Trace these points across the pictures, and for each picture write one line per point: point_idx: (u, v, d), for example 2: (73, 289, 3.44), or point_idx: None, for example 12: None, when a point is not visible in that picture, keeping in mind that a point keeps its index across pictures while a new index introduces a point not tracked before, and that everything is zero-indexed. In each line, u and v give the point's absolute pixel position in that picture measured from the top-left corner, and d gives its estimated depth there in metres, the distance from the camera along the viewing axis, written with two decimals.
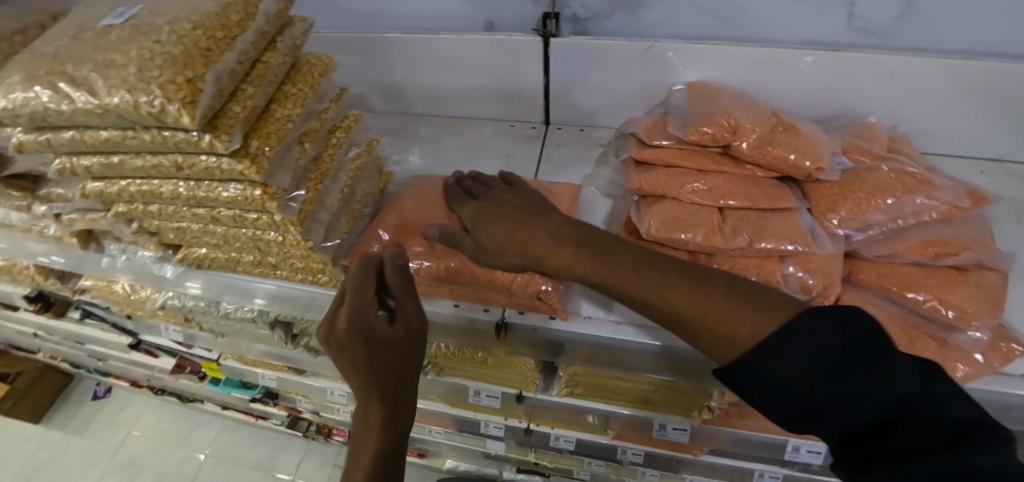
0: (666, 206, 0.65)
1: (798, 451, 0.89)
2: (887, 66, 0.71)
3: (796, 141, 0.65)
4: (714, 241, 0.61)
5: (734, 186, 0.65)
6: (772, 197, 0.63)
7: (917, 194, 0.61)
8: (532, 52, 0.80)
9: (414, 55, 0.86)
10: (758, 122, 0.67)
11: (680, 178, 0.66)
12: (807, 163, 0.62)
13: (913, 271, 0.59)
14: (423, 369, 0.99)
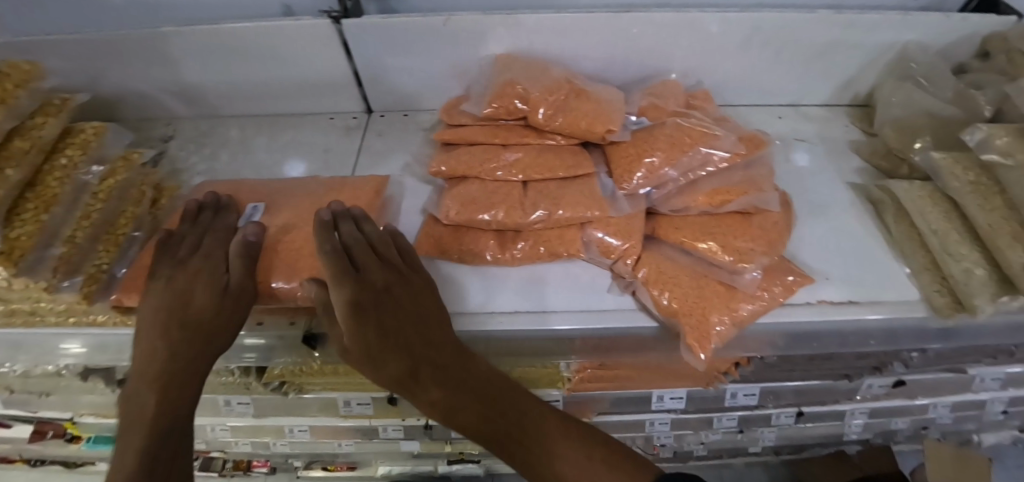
0: (467, 186, 0.62)
1: (662, 400, 0.94)
2: (675, 24, 0.73)
3: (588, 105, 0.64)
4: (513, 219, 0.59)
5: (535, 158, 0.63)
6: (570, 164, 0.62)
7: (701, 145, 0.62)
8: (326, 36, 0.74)
9: (197, 49, 0.76)
10: (553, 89, 0.65)
11: (481, 156, 0.64)
12: (597, 126, 0.62)
13: (704, 220, 0.61)
14: (281, 389, 0.89)
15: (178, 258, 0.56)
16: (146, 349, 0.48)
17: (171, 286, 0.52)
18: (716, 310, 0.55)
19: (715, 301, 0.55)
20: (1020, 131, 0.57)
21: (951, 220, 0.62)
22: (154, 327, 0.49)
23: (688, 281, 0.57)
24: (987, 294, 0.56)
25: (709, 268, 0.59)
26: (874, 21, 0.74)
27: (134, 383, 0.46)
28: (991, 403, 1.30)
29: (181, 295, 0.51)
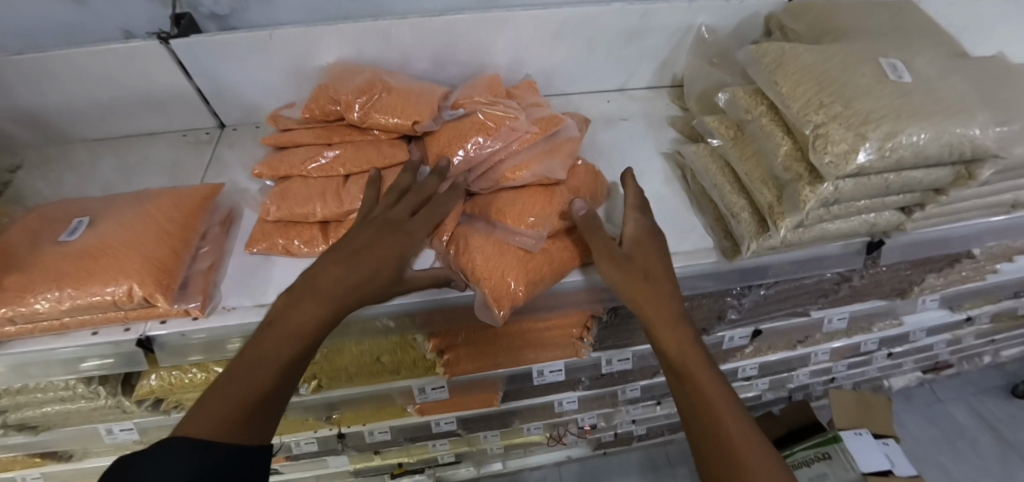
0: (290, 185, 0.71)
1: (544, 374, 1.00)
2: (488, 23, 0.80)
3: (397, 102, 0.72)
4: (329, 209, 0.67)
5: (357, 154, 0.71)
6: (385, 155, 0.71)
7: (499, 129, 0.69)
8: (158, 56, 0.77)
9: (29, 75, 0.78)
10: (369, 90, 0.73)
11: (304, 155, 0.72)
12: (402, 120, 0.70)
13: (507, 193, 0.68)
14: (161, 408, 0.91)
15: (399, 210, 0.61)
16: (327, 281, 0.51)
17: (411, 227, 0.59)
18: (510, 271, 0.61)
19: (511, 263, 0.62)
20: (755, 91, 0.65)
21: (725, 174, 0.71)
22: (344, 262, 0.53)
23: (489, 248, 0.64)
24: (750, 233, 0.65)
25: (511, 236, 0.65)
26: (664, 10, 0.83)
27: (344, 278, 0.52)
28: (868, 345, 1.44)
29: (397, 232, 0.58)
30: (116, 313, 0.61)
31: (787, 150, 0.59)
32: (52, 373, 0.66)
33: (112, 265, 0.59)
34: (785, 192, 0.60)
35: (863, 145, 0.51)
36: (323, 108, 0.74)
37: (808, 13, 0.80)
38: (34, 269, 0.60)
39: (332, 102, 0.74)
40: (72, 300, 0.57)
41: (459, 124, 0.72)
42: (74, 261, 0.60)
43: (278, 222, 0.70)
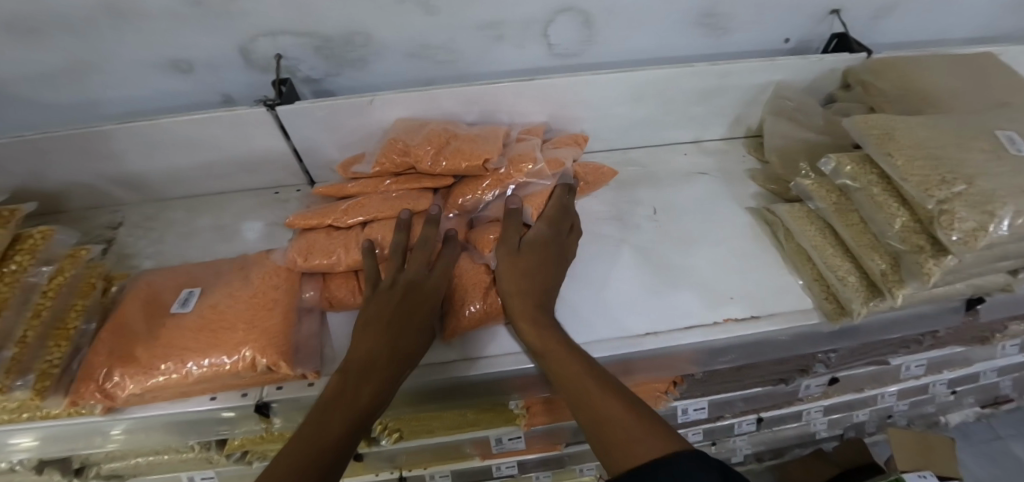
0: (317, 236, 0.72)
1: None
2: (574, 85, 0.82)
3: (459, 150, 0.73)
4: (350, 259, 0.68)
5: (385, 204, 0.72)
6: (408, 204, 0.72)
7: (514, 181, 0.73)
8: (262, 122, 0.80)
9: (139, 142, 0.81)
10: (436, 141, 0.74)
11: (332, 206, 0.74)
12: (466, 166, 0.71)
13: (489, 227, 0.73)
14: (242, 459, 0.90)
15: (409, 270, 0.63)
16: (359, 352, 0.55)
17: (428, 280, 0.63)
18: (472, 295, 0.65)
19: (477, 290, 0.66)
20: (861, 159, 0.66)
21: (825, 236, 0.71)
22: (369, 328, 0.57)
23: (466, 278, 0.67)
24: (859, 298, 0.64)
25: (481, 265, 0.69)
26: (745, 68, 0.84)
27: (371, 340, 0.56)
28: (936, 386, 1.40)
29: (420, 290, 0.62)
30: (233, 381, 0.62)
31: (903, 222, 0.59)
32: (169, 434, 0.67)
33: (239, 334, 0.62)
34: (901, 261, 0.60)
35: (993, 222, 0.52)
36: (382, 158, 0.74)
37: (892, 70, 0.81)
38: (164, 339, 0.62)
39: (394, 153, 0.74)
40: (201, 371, 0.59)
41: (503, 173, 0.74)
42: (200, 332, 0.62)
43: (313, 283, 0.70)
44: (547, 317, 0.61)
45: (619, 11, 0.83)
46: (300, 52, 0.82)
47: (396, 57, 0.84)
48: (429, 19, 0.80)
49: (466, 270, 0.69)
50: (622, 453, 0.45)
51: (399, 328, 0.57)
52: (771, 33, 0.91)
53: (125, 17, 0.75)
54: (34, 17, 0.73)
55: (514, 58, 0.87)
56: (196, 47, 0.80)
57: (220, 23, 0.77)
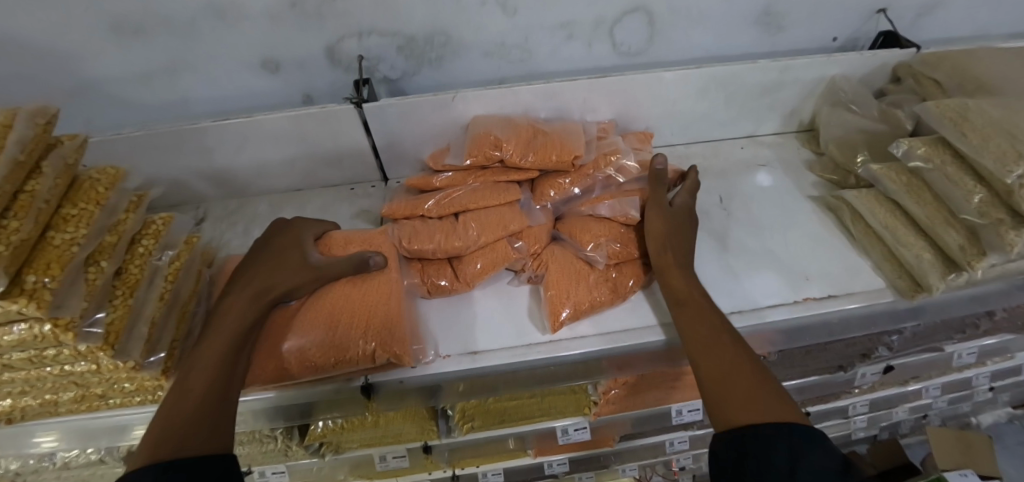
0: (411, 224, 0.75)
1: (683, 413, 1.01)
2: (644, 80, 0.87)
3: (549, 144, 0.78)
4: (449, 245, 0.71)
5: (478, 193, 0.76)
6: (501, 192, 0.76)
7: (599, 173, 0.78)
8: (350, 118, 0.85)
9: (231, 138, 0.86)
10: (525, 135, 0.79)
11: (424, 197, 0.77)
12: (557, 157, 0.76)
13: (580, 220, 0.76)
14: (318, 451, 0.93)
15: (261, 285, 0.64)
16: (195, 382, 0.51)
17: (244, 316, 0.59)
18: (573, 287, 0.69)
19: (573, 284, 0.69)
20: (934, 141, 0.69)
21: (897, 216, 0.74)
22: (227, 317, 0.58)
23: (561, 269, 0.72)
24: (936, 274, 0.67)
25: (577, 258, 0.73)
26: (803, 63, 0.89)
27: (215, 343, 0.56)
28: (977, 380, 1.42)
29: (217, 332, 0.57)
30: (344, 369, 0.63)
31: (981, 197, 0.62)
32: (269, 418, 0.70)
33: (356, 323, 0.63)
34: (979, 234, 0.63)
35: None
36: (473, 149, 0.78)
37: (945, 61, 0.85)
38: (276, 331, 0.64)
39: (486, 144, 0.78)
40: (319, 358, 0.61)
41: (589, 166, 0.79)
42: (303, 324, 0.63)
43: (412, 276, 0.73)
44: (687, 271, 0.67)
45: (683, 11, 0.88)
46: (383, 52, 0.87)
47: (473, 57, 0.89)
48: (507, 20, 0.85)
49: (561, 262, 0.73)
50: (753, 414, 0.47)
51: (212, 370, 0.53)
52: (822, 31, 0.96)
53: (227, 19, 0.80)
54: (145, 20, 0.78)
55: (582, 56, 0.92)
56: (287, 48, 0.85)
57: (313, 24, 0.82)
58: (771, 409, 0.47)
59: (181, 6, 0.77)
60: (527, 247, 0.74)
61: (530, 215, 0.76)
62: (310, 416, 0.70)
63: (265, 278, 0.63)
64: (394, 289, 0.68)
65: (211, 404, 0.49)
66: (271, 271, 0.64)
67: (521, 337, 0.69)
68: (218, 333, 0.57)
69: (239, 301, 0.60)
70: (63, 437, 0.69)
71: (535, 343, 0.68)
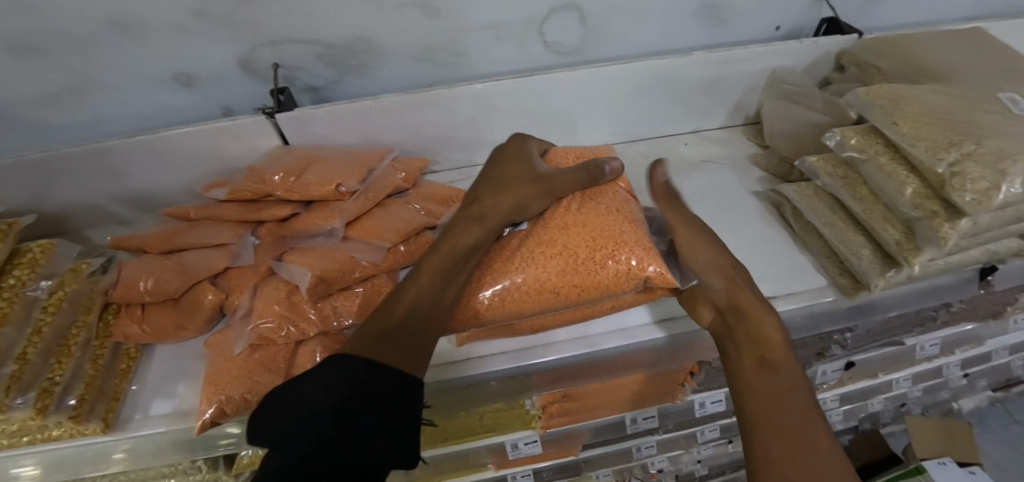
0: (180, 229, 0.73)
1: (637, 422, 0.98)
2: (575, 79, 0.83)
3: (340, 172, 0.72)
4: (187, 262, 0.68)
5: (308, 252, 0.68)
6: (269, 212, 0.72)
7: (381, 211, 0.72)
8: (264, 130, 0.80)
9: (141, 157, 0.80)
10: (362, 171, 0.73)
11: (219, 205, 0.74)
12: (336, 186, 0.70)
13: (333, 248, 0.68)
14: None
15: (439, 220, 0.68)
16: (397, 312, 0.56)
17: (474, 229, 0.64)
18: (263, 315, 0.62)
19: (268, 312, 0.63)
20: (867, 130, 0.66)
21: (837, 212, 0.70)
22: (472, 228, 0.64)
23: (271, 301, 0.64)
24: (875, 271, 0.64)
25: (288, 291, 0.65)
26: (743, 56, 0.85)
27: (438, 268, 0.60)
28: (947, 368, 1.39)
29: (445, 246, 0.62)
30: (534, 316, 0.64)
31: (914, 189, 0.59)
32: (193, 450, 0.65)
33: (551, 262, 0.60)
34: (915, 228, 0.60)
35: (1005, 181, 0.52)
36: (304, 195, 0.71)
37: (888, 49, 0.82)
38: (514, 249, 0.64)
39: (318, 183, 0.71)
40: (512, 299, 0.60)
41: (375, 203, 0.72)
42: (533, 235, 0.64)
43: (246, 345, 0.62)
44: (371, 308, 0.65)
45: (617, 6, 0.84)
46: (302, 60, 0.82)
47: (398, 61, 0.85)
48: (429, 21, 0.80)
49: (269, 293, 0.65)
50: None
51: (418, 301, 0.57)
52: (766, 21, 0.92)
53: (130, 33, 0.75)
54: (38, 36, 0.73)
55: (515, 57, 0.88)
56: (199, 60, 0.80)
57: (225, 34, 0.77)
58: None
59: (79, 19, 0.72)
60: (251, 271, 0.69)
61: (365, 252, 0.67)
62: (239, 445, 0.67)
63: (512, 188, 0.67)
64: (613, 212, 0.64)
65: (401, 328, 0.54)
66: (495, 198, 0.67)
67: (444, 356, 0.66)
68: (445, 249, 0.62)
69: (469, 214, 0.66)
70: (43, 466, 0.63)
71: (454, 361, 0.65)
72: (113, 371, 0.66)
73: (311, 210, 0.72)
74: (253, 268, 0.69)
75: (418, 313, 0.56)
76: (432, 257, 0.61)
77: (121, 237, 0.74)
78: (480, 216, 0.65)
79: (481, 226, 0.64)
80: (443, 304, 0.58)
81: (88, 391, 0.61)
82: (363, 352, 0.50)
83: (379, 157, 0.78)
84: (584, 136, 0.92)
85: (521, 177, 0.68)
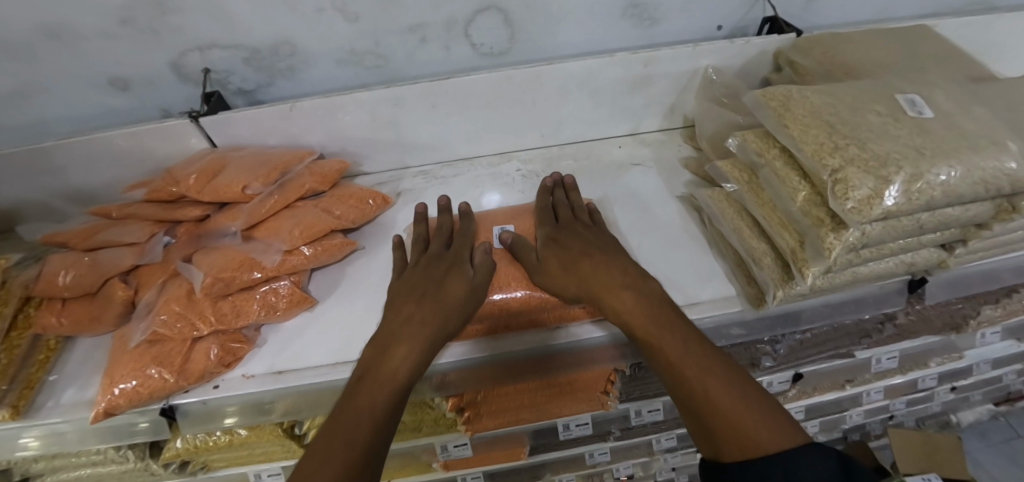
0: (100, 226, 0.76)
1: (571, 429, 0.93)
2: (494, 81, 0.84)
3: (248, 175, 0.74)
4: (99, 260, 0.71)
5: (212, 252, 0.70)
6: (178, 213, 0.75)
7: (286, 215, 0.74)
8: (190, 132, 0.83)
9: (76, 157, 0.84)
10: (271, 174, 0.76)
11: (136, 205, 0.77)
12: (242, 189, 0.73)
13: (232, 249, 0.70)
14: (188, 470, 0.91)
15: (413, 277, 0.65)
16: (354, 446, 0.44)
17: (420, 314, 0.57)
18: (160, 313, 0.65)
19: (166, 310, 0.65)
20: (767, 133, 0.65)
21: (744, 218, 0.68)
22: (432, 299, 0.59)
23: (167, 300, 0.66)
24: (774, 281, 0.61)
25: (185, 290, 0.67)
26: (669, 55, 0.85)
27: (404, 345, 0.53)
28: (926, 382, 1.31)
29: (379, 374, 0.50)
30: (494, 323, 0.67)
31: (805, 195, 0.56)
32: (101, 437, 0.67)
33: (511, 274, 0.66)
34: (807, 238, 0.56)
35: (887, 188, 0.48)
36: (215, 197, 0.73)
37: (821, 48, 0.79)
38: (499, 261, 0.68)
39: (226, 185, 0.73)
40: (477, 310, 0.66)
41: (281, 208, 0.74)
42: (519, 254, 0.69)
43: (141, 338, 0.65)
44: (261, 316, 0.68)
45: (540, 8, 0.83)
46: (230, 64, 0.84)
47: (324, 65, 0.86)
48: (350, 25, 0.81)
49: (170, 292, 0.67)
50: (730, 433, 0.43)
51: (383, 387, 0.49)
52: (702, 21, 0.90)
53: (61, 39, 0.78)
54: None
55: (442, 59, 0.88)
56: (130, 65, 0.83)
57: (151, 40, 0.79)
58: (752, 419, 0.43)
59: (11, 27, 0.75)
60: (159, 269, 0.72)
61: (264, 253, 0.70)
62: (163, 433, 0.68)
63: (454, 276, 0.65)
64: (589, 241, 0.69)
65: (365, 462, 0.43)
66: (425, 310, 0.58)
67: (335, 355, 0.66)
68: (404, 334, 0.55)
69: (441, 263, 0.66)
70: (43, 441, 0.66)
71: (344, 360, 0.66)
72: (28, 361, 0.69)
73: (221, 211, 0.74)
74: (161, 265, 0.72)
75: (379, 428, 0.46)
76: (393, 352, 0.52)
77: (50, 233, 0.77)
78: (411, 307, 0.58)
79: (418, 338, 0.54)
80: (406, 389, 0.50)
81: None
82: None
83: (295, 158, 0.81)
84: (513, 138, 0.93)
85: (461, 296, 0.61)
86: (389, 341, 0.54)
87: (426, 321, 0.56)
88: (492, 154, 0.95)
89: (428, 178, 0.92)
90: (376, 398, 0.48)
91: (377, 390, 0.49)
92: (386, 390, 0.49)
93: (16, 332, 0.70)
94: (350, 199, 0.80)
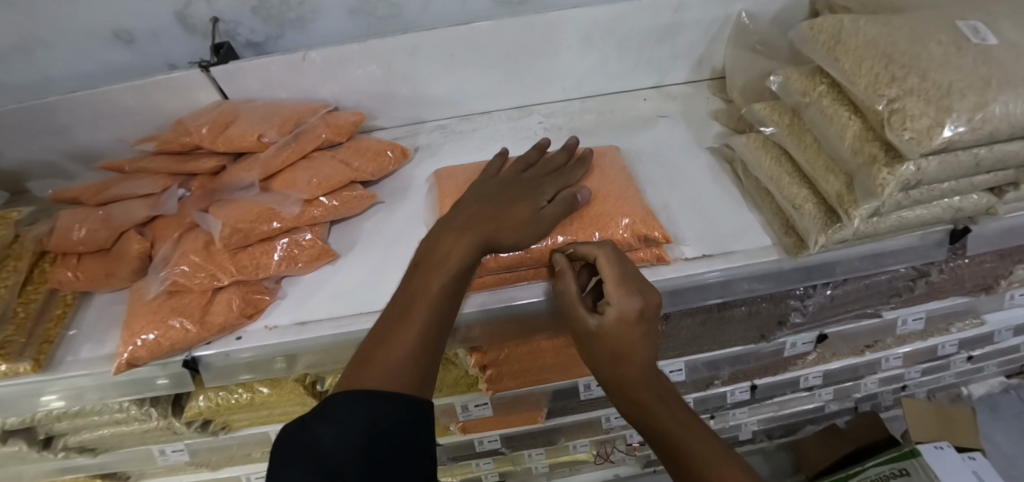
0: (112, 180, 0.74)
1: (592, 389, 0.92)
2: (515, 28, 0.80)
3: (262, 125, 0.72)
4: (111, 213, 0.69)
5: (227, 204, 0.68)
6: (190, 167, 0.72)
7: (303, 166, 0.71)
8: (200, 84, 0.80)
9: (84, 112, 0.81)
10: (286, 124, 0.74)
11: (148, 158, 0.75)
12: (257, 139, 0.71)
13: (250, 200, 0.68)
14: (210, 429, 0.91)
15: (495, 183, 0.61)
16: (414, 332, 0.44)
17: (485, 210, 0.55)
18: (179, 261, 0.64)
19: (185, 261, 0.64)
20: (811, 72, 0.62)
21: (782, 165, 0.65)
22: (499, 204, 0.57)
23: (184, 251, 0.65)
24: (817, 227, 0.58)
25: (203, 242, 0.66)
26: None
27: (462, 235, 0.52)
28: (945, 349, 1.29)
29: (437, 261, 0.49)
30: (519, 275, 0.65)
31: (854, 132, 0.53)
32: (122, 390, 0.65)
33: None
34: (855, 179, 0.53)
35: (949, 118, 0.45)
36: (229, 147, 0.71)
37: None
38: None
39: (241, 135, 0.71)
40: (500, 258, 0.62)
41: (298, 158, 0.72)
42: None
43: (160, 290, 0.63)
44: (283, 267, 0.67)
45: None
46: (238, 14, 0.80)
47: (336, 14, 0.82)
48: None
49: (187, 244, 0.66)
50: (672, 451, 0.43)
51: (444, 269, 0.49)
52: None
53: None
54: None
55: (460, 8, 0.84)
56: (136, 16, 0.79)
57: None
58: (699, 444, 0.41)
59: None
60: (173, 222, 0.70)
61: (283, 204, 0.68)
62: (185, 386, 0.66)
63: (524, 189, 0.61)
64: (617, 192, 0.67)
65: (425, 345, 0.43)
66: (494, 214, 0.55)
67: (359, 305, 0.64)
68: (462, 227, 0.53)
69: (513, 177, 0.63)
70: (65, 397, 0.65)
71: (368, 311, 0.64)
72: (45, 316, 0.68)
73: (236, 163, 0.72)
74: (177, 217, 0.70)
75: (438, 312, 0.46)
76: (453, 240, 0.51)
77: (61, 190, 0.75)
78: (480, 209, 0.55)
79: (479, 229, 0.53)
80: (461, 273, 0.49)
81: (17, 333, 0.63)
82: (398, 386, 0.39)
83: (310, 109, 0.78)
84: (533, 92, 0.90)
85: (529, 218, 0.56)
86: (450, 232, 0.53)
87: (493, 218, 0.54)
88: (512, 109, 0.92)
89: (446, 134, 0.89)
90: (438, 279, 0.48)
91: (435, 271, 0.48)
92: (445, 274, 0.48)
93: (31, 288, 0.69)
94: (367, 151, 0.77)
